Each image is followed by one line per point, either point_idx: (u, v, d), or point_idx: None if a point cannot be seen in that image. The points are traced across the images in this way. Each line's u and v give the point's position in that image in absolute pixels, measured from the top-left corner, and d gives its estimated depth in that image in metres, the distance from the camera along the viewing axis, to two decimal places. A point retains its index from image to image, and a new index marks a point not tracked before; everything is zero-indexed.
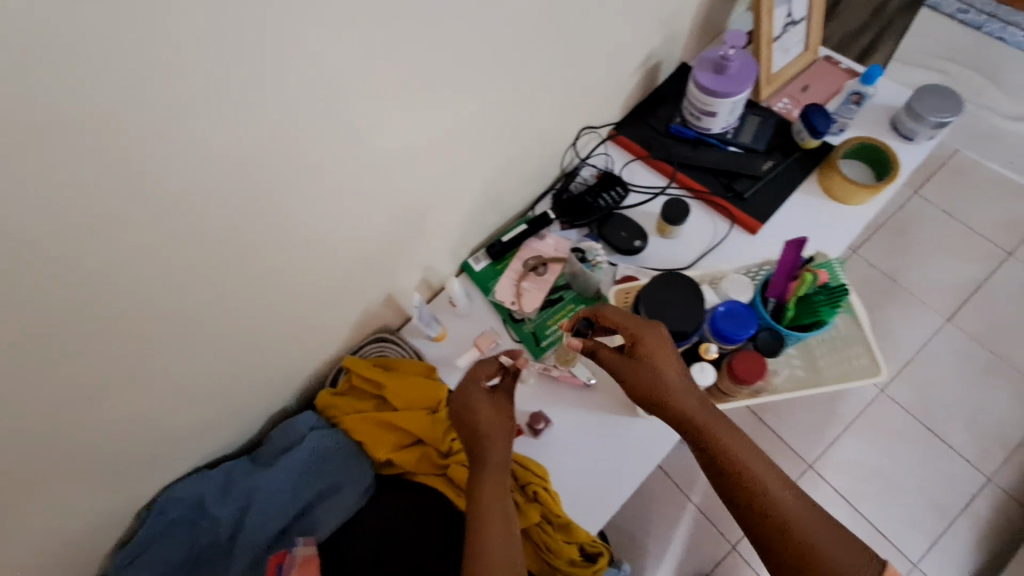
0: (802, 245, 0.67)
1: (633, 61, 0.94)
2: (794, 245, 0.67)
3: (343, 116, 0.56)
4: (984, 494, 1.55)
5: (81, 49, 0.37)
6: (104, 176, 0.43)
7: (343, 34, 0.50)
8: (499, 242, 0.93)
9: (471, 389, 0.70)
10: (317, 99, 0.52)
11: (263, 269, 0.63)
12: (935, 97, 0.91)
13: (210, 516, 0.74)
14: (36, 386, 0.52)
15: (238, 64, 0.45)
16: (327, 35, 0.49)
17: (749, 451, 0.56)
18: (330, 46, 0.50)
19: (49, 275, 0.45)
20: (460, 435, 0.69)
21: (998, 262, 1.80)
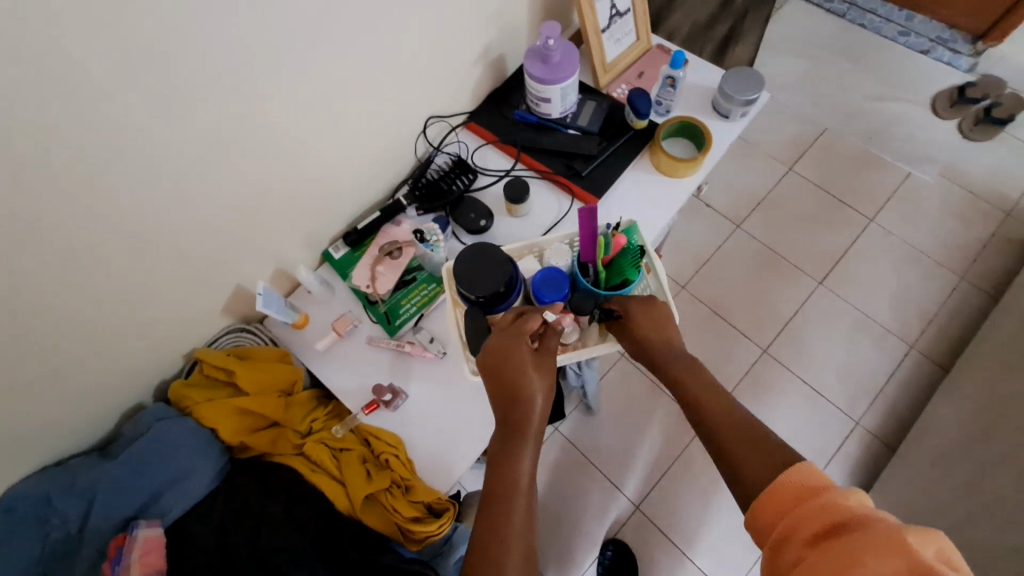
0: (593, 212, 0.74)
1: (473, 53, 1.00)
2: (588, 213, 0.74)
3: (133, 107, 0.59)
4: (855, 437, 1.71)
5: None
6: None
7: (107, 29, 0.53)
8: (355, 230, 0.97)
9: (519, 347, 0.67)
10: (96, 90, 0.56)
11: (77, 259, 0.65)
12: (741, 78, 1.01)
13: (56, 511, 0.74)
14: None
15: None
16: (87, 30, 0.52)
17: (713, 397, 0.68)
18: (98, 41, 0.53)
19: None
20: (493, 385, 0.68)
21: (862, 228, 1.99)
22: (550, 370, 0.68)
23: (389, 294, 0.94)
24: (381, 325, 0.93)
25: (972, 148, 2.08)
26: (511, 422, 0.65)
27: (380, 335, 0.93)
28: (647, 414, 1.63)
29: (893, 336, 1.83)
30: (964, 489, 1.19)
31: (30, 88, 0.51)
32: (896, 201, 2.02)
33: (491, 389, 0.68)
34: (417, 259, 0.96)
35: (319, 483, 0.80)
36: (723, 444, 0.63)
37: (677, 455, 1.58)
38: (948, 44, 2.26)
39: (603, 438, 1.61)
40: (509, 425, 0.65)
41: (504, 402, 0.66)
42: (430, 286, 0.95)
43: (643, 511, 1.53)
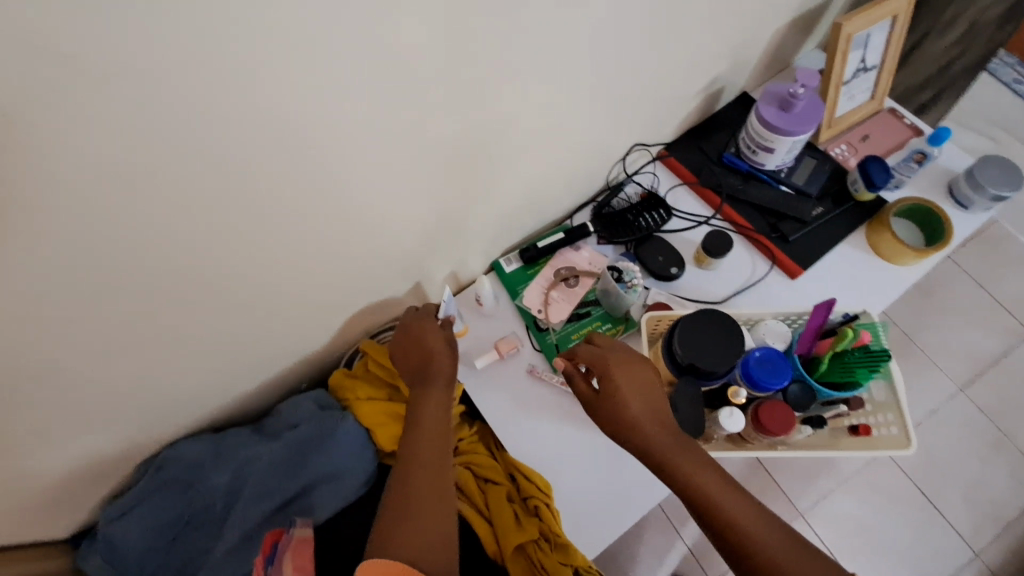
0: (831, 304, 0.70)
1: (696, 85, 0.92)
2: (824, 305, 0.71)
3: (419, 105, 0.56)
4: (970, 569, 1.53)
5: (174, 15, 0.36)
6: (167, 145, 0.43)
7: (413, 30, 0.48)
8: (534, 247, 0.91)
9: (431, 324, 0.76)
10: (401, 78, 0.52)
11: (306, 238, 0.62)
12: (999, 170, 0.89)
13: (205, 482, 0.72)
14: (57, 334, 0.51)
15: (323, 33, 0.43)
16: (396, 26, 0.47)
17: (706, 475, 0.60)
18: (419, 34, 0.49)
19: (111, 226, 0.46)
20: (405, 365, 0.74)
21: (1018, 338, 1.78)
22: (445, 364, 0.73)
23: (561, 325, 0.88)
24: (546, 356, 0.87)
25: None
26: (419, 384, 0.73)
27: (543, 366, 0.87)
28: None
29: None
30: None
31: (345, 70, 0.47)
32: None
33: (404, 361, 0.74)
34: (593, 292, 0.90)
35: (466, 513, 0.77)
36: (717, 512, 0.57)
37: None
38: None
39: None
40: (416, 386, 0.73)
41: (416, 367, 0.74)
42: (606, 326, 0.87)
43: None
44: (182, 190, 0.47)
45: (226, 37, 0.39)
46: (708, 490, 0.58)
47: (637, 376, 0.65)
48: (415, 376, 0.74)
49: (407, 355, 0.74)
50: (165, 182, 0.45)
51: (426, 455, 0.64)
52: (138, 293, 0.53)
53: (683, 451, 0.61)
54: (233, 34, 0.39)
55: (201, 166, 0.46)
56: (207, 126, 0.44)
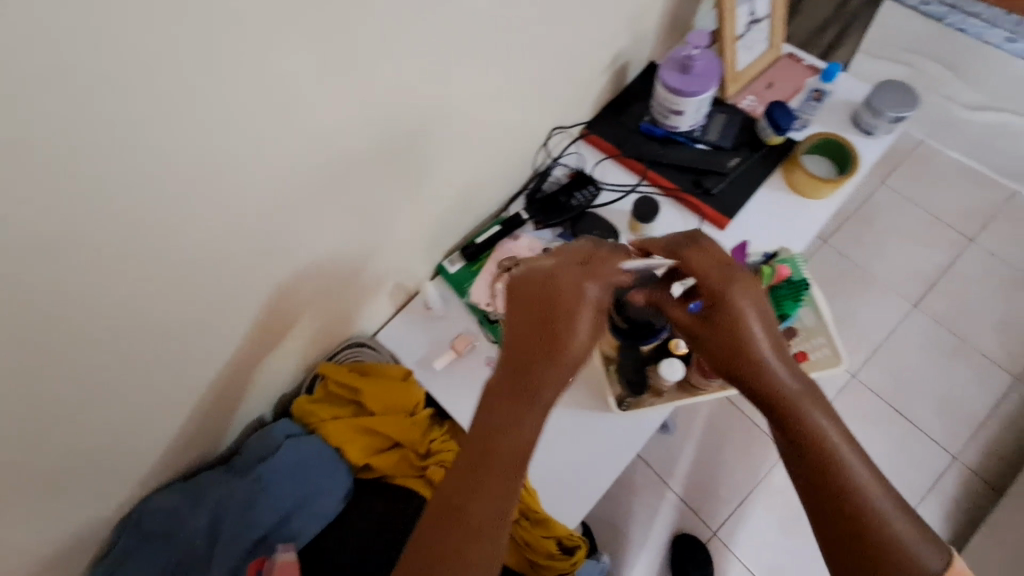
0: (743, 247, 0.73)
1: (602, 62, 0.95)
2: None
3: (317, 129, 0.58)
4: (952, 472, 1.60)
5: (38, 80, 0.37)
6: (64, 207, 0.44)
7: (290, 55, 0.50)
8: (474, 244, 0.93)
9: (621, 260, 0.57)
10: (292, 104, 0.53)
11: (237, 277, 0.63)
12: (892, 92, 0.94)
13: (185, 528, 0.73)
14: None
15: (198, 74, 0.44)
16: (271, 54, 0.48)
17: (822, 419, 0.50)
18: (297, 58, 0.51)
19: (25, 296, 0.46)
20: (529, 309, 0.55)
21: (961, 247, 1.86)
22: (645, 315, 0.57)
23: None
24: (502, 346, 0.89)
25: None
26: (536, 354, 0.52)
27: (500, 355, 0.89)
28: (728, 437, 1.51)
29: (995, 366, 1.71)
30: None
31: (230, 107, 0.48)
32: (998, 220, 1.89)
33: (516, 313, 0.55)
34: None
35: None
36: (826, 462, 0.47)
37: (758, 481, 1.47)
38: None
39: (681, 460, 1.49)
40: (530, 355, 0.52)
41: (526, 329, 0.53)
42: None
43: (721, 538, 1.42)
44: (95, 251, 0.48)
45: (97, 92, 0.40)
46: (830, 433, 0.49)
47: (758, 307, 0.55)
48: (529, 340, 0.53)
49: (531, 309, 0.54)
50: (73, 244, 0.46)
51: (507, 453, 0.48)
52: (72, 357, 0.53)
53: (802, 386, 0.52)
54: (104, 89, 0.40)
55: (106, 223, 0.47)
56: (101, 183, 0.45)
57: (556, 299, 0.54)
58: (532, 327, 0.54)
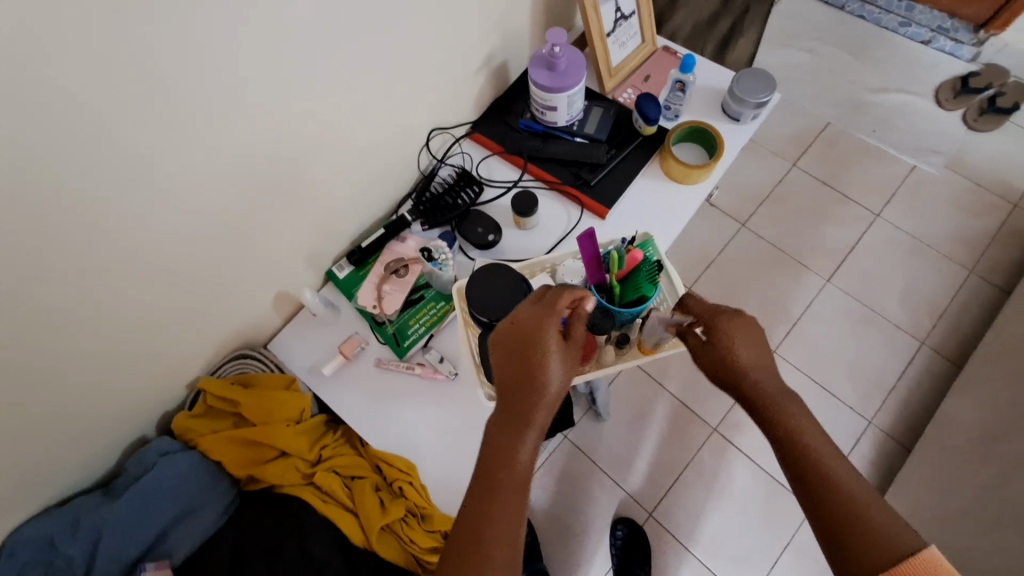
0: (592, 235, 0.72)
1: (477, 62, 0.97)
2: (587, 237, 0.73)
3: (142, 149, 0.57)
4: (867, 436, 1.70)
5: None
6: None
7: (93, 73, 0.49)
8: (359, 249, 0.94)
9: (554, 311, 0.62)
10: (100, 125, 0.52)
11: (76, 301, 0.62)
12: (755, 79, 0.98)
13: (63, 556, 0.71)
14: None
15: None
16: (68, 72, 0.48)
17: (804, 421, 0.59)
18: (96, 81, 0.50)
19: None
20: (506, 362, 0.62)
21: (868, 223, 1.97)
22: (572, 356, 0.63)
23: (397, 314, 0.91)
24: (390, 346, 0.90)
25: (976, 138, 2.06)
26: (516, 393, 0.59)
27: (388, 356, 0.91)
28: (657, 421, 1.55)
29: (903, 333, 1.81)
30: (987, 491, 1.16)
31: (18, 131, 0.48)
32: (901, 195, 2.00)
33: (500, 366, 0.62)
34: (424, 277, 0.93)
35: (332, 514, 0.78)
36: (799, 462, 0.56)
37: (689, 461, 1.51)
38: (949, 34, 2.23)
39: (613, 446, 1.53)
40: (512, 395, 0.59)
41: (511, 376, 0.60)
42: (440, 304, 0.92)
43: (657, 518, 1.46)
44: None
45: None
46: (799, 432, 0.57)
47: (753, 331, 0.65)
48: (506, 387, 0.60)
49: (508, 363, 0.61)
50: None
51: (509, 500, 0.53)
52: None
53: (761, 403, 0.61)
54: None
55: None
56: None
57: (526, 335, 0.61)
58: (516, 366, 0.61)
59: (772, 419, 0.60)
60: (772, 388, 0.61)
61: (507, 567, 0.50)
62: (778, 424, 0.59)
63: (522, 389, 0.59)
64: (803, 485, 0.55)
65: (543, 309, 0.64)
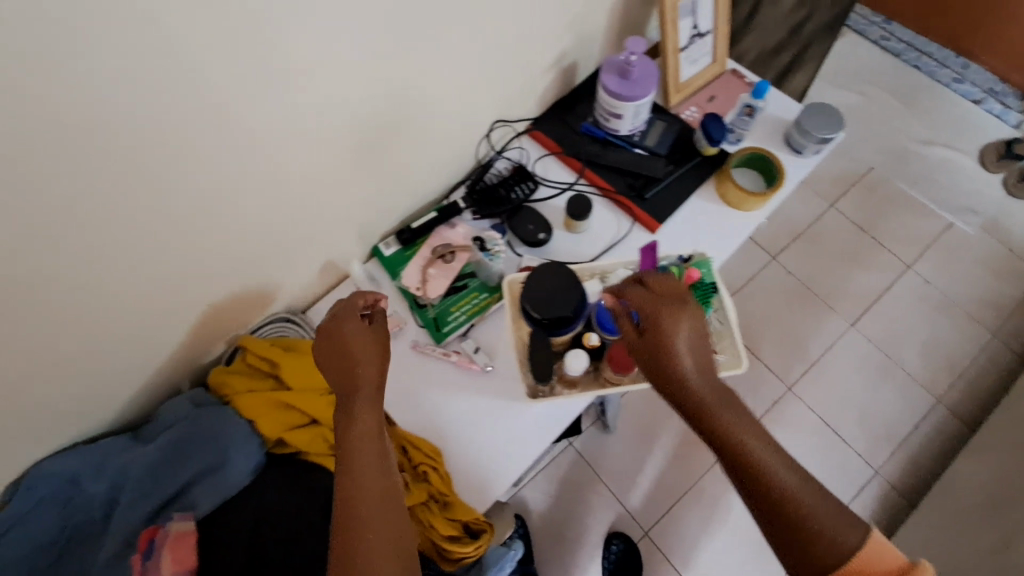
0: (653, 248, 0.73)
1: (547, 59, 0.97)
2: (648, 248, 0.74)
3: (219, 94, 0.58)
4: (871, 485, 1.68)
5: None
6: None
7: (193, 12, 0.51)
8: (409, 229, 0.94)
9: (349, 320, 0.75)
10: (182, 61, 0.53)
11: (135, 237, 0.62)
12: (819, 115, 0.99)
13: (83, 495, 0.72)
14: None
15: (70, 17, 0.45)
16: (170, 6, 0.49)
17: (733, 416, 0.62)
18: (187, 17, 0.50)
19: None
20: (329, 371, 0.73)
21: (898, 273, 1.95)
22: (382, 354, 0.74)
23: (439, 300, 0.91)
24: (428, 330, 0.90)
25: (1016, 203, 2.04)
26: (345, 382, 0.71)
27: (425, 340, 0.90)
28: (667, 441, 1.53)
29: (919, 387, 1.80)
30: (987, 552, 1.15)
31: (115, 57, 0.49)
32: (935, 249, 1.99)
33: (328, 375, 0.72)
34: (470, 265, 0.93)
35: None
36: (737, 455, 0.60)
37: (693, 486, 1.50)
38: (1001, 96, 2.22)
39: (620, 460, 1.52)
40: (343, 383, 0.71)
41: (339, 380, 0.71)
42: (483, 295, 0.91)
43: (651, 537, 1.46)
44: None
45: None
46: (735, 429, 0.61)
47: (695, 325, 0.65)
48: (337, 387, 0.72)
49: (333, 367, 0.72)
50: None
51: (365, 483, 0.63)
52: None
53: (707, 399, 0.63)
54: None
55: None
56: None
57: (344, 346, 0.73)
58: (340, 369, 0.72)
59: (702, 415, 0.62)
60: (702, 382, 0.64)
61: (378, 537, 0.60)
62: (710, 422, 0.62)
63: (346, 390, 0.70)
64: (741, 475, 0.60)
65: (335, 324, 0.75)
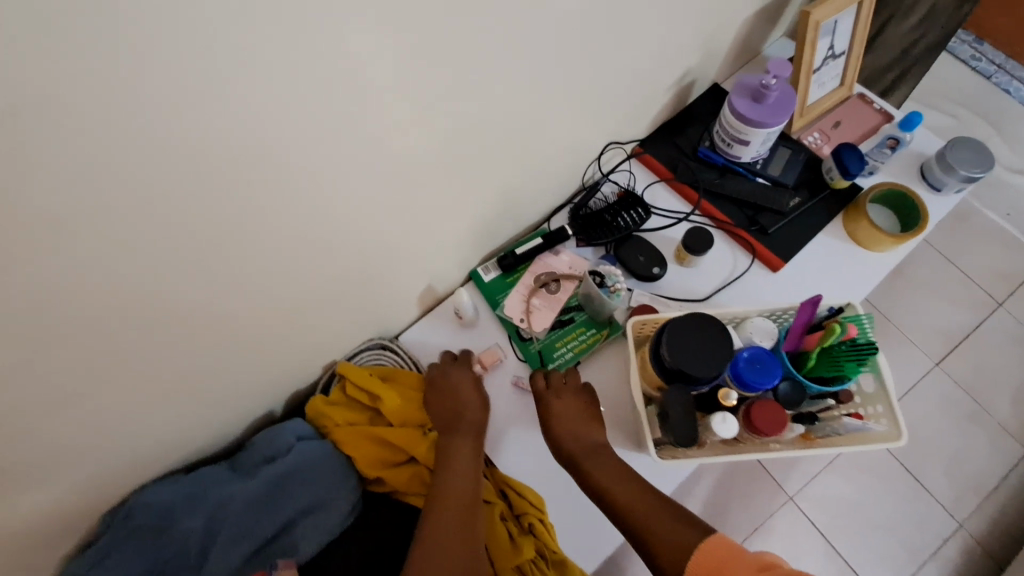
0: (817, 302, 0.70)
1: (669, 79, 0.90)
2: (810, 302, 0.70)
3: (369, 119, 0.52)
4: (955, 540, 1.57)
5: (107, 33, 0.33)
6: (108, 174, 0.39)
7: (369, 36, 0.45)
8: (512, 254, 0.88)
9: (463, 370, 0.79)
10: (345, 87, 0.47)
11: (262, 267, 0.58)
12: (969, 150, 0.89)
13: (179, 529, 0.67)
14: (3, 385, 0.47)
15: (257, 45, 0.39)
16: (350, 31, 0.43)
17: (594, 463, 0.70)
18: (359, 37, 0.45)
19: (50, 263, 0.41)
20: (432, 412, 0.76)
21: (988, 311, 1.82)
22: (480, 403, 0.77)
23: (544, 333, 0.85)
24: (531, 365, 0.84)
25: None
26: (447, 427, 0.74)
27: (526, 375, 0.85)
28: None
29: (1009, 436, 1.68)
30: None
31: (288, 88, 0.43)
32: None
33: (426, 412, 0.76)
34: (575, 297, 0.88)
35: None
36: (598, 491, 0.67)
37: None
38: None
39: None
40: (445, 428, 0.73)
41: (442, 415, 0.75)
42: (589, 331, 0.85)
43: None
44: (102, 221, 0.42)
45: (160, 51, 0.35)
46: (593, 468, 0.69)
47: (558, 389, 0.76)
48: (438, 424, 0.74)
49: (438, 404, 0.76)
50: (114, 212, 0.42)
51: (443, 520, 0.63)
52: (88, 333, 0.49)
53: (581, 449, 0.71)
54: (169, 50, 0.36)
55: (151, 193, 0.43)
56: (121, 148, 0.39)
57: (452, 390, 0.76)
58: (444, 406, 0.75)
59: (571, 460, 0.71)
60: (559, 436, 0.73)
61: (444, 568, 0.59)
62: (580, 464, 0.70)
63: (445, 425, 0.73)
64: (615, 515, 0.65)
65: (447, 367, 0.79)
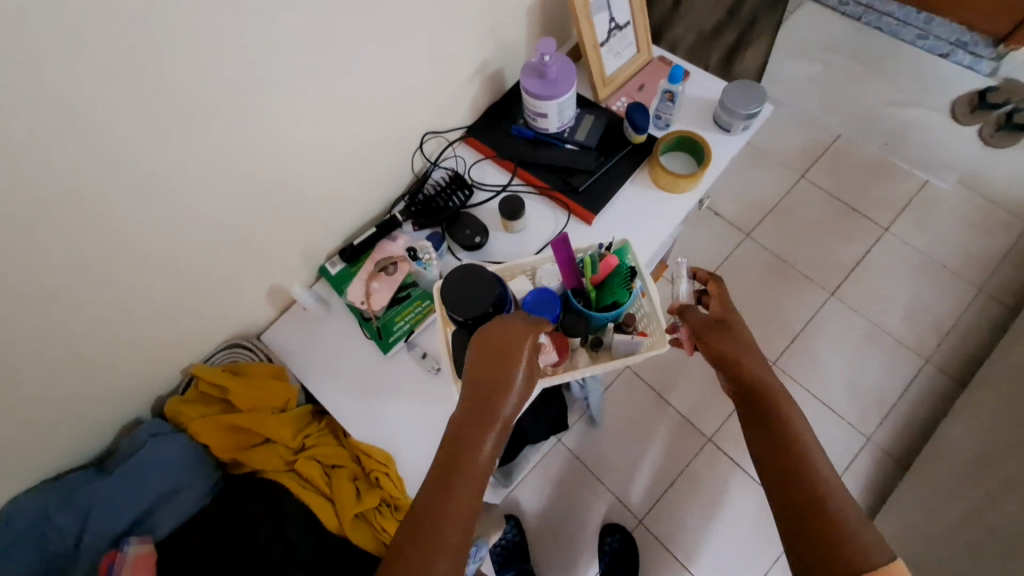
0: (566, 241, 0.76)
1: (469, 69, 0.99)
2: (562, 241, 0.77)
3: (122, 144, 0.60)
4: (865, 453, 1.67)
5: None
6: None
7: (79, 72, 0.53)
8: (351, 246, 0.97)
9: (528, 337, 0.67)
10: (83, 121, 0.56)
11: (68, 286, 0.65)
12: (742, 92, 1.00)
13: (55, 528, 0.75)
14: None
15: None
16: (59, 71, 0.52)
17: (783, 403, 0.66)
18: (72, 77, 0.53)
19: None
20: (474, 377, 0.64)
21: (875, 238, 1.94)
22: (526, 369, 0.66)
23: (383, 311, 0.94)
24: (374, 341, 0.94)
25: (992, 155, 2.02)
26: (486, 409, 0.62)
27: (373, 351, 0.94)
28: (654, 428, 1.52)
29: (906, 350, 1.78)
30: (975, 512, 1.14)
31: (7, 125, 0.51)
32: (912, 210, 1.97)
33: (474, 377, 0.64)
34: (412, 275, 0.96)
35: (309, 499, 0.81)
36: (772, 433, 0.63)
37: (681, 471, 1.47)
38: (968, 48, 2.20)
39: (611, 454, 1.50)
40: (483, 411, 0.61)
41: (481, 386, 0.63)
42: (424, 302, 0.95)
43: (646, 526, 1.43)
44: None
45: None
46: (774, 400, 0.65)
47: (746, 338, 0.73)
48: (472, 400, 0.63)
49: (487, 369, 0.64)
50: None
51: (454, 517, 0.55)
52: None
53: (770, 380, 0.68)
54: None
55: None
56: None
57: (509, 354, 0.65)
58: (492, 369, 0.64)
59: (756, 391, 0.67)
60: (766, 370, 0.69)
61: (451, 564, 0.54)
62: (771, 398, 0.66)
63: (488, 401, 0.62)
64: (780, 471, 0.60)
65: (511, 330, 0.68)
